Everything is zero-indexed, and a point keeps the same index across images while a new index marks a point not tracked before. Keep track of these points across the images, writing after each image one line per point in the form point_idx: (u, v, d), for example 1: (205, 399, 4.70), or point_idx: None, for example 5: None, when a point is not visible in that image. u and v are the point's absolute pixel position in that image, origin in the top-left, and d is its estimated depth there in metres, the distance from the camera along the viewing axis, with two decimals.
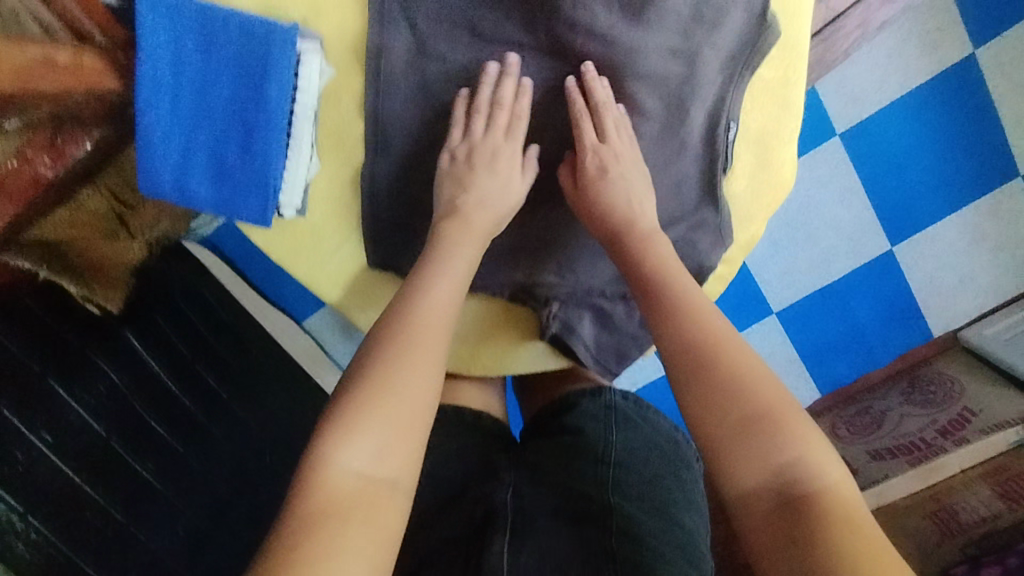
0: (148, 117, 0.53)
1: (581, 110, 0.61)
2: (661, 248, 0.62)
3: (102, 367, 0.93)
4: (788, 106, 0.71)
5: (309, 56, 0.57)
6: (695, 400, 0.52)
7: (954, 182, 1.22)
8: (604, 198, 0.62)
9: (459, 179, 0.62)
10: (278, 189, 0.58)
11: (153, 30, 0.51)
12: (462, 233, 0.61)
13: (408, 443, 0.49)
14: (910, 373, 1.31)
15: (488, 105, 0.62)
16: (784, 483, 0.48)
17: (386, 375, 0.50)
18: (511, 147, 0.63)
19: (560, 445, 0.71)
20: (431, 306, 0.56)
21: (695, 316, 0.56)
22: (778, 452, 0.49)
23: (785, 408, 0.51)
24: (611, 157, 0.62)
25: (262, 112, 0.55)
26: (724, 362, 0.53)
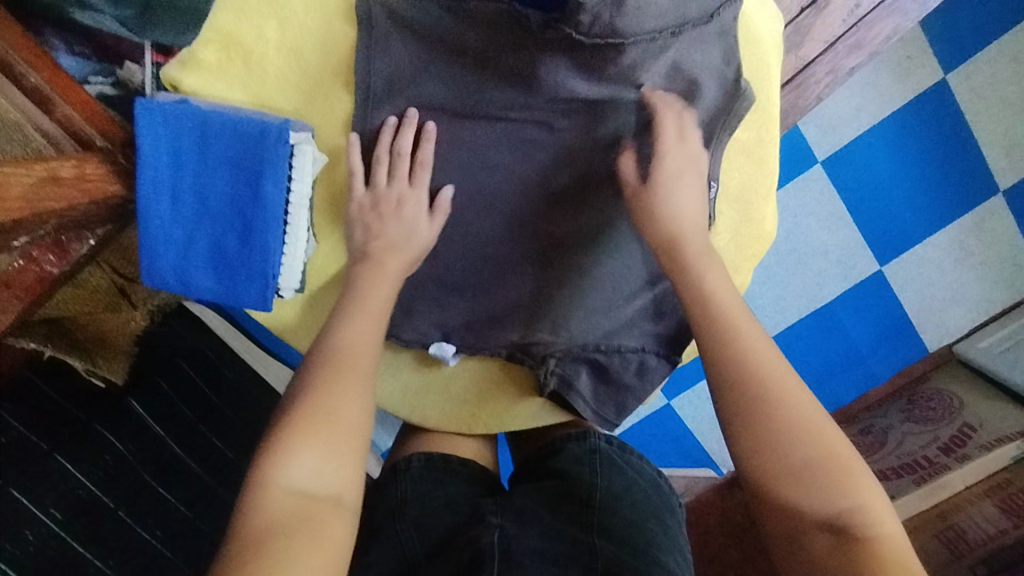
0: (149, 215, 0.56)
1: (665, 120, 0.62)
2: (713, 262, 0.61)
3: (111, 439, 0.95)
4: (763, 163, 0.73)
5: (302, 147, 0.59)
6: (748, 433, 0.52)
7: (938, 204, 1.23)
8: (669, 208, 0.62)
9: (367, 225, 0.65)
10: (277, 274, 0.60)
11: (154, 137, 0.55)
12: (374, 275, 0.63)
13: (348, 459, 0.51)
14: (910, 390, 1.33)
15: (389, 154, 0.64)
16: (841, 525, 0.48)
17: (319, 401, 0.52)
18: (416, 194, 0.65)
19: (546, 490, 0.68)
20: (355, 337, 0.58)
21: (742, 346, 0.55)
22: (839, 496, 0.48)
23: (841, 450, 0.50)
24: (682, 169, 0.64)
25: (258, 204, 0.57)
26: (775, 395, 0.52)
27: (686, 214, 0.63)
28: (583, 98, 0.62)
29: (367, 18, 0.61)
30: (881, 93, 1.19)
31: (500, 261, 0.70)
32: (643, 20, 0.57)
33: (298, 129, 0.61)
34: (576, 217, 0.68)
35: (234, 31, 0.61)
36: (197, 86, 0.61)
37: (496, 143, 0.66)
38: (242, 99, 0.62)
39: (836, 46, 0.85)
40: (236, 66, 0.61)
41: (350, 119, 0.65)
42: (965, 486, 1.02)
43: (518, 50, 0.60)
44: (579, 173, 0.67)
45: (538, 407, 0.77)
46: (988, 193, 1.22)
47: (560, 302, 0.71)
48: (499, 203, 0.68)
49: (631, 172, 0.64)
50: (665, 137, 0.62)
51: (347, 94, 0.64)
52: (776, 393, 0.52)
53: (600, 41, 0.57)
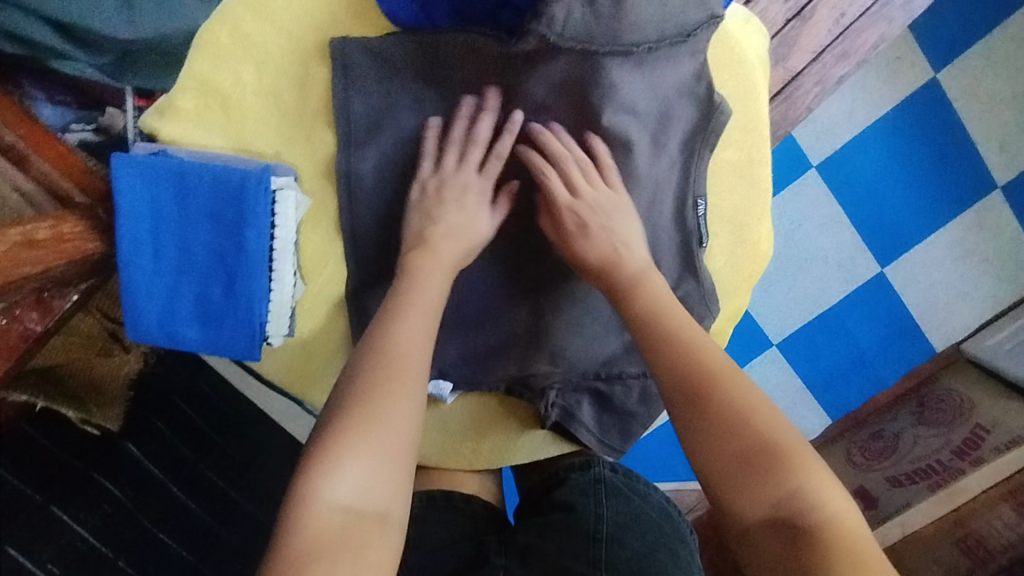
0: (132, 272, 0.55)
1: (544, 164, 0.61)
2: (654, 279, 0.60)
3: (108, 488, 0.94)
4: (756, 183, 0.72)
5: (285, 193, 0.58)
6: (690, 436, 0.49)
7: (935, 203, 1.22)
8: (590, 252, 0.61)
9: (427, 212, 0.61)
10: (265, 320, 0.58)
11: (133, 192, 0.53)
12: (430, 265, 0.59)
13: (396, 472, 0.48)
14: (919, 392, 1.29)
15: (463, 142, 0.62)
16: (784, 515, 0.44)
17: (368, 406, 0.49)
18: (482, 183, 0.62)
19: (550, 524, 0.66)
20: (408, 333, 0.54)
21: (674, 350, 0.54)
22: (780, 484, 0.45)
23: (790, 442, 0.47)
24: (588, 210, 0.62)
25: (242, 255, 0.56)
26: (715, 394, 0.50)
27: (625, 242, 0.62)
28: (569, 123, 0.63)
29: (339, 55, 0.61)
30: (871, 96, 1.18)
31: (493, 294, 0.68)
32: (642, 29, 0.58)
33: (279, 174, 0.60)
34: None
35: (212, 78, 0.59)
36: (174, 135, 0.59)
37: None
38: (222, 144, 0.60)
39: (823, 56, 0.84)
40: (215, 112, 0.60)
41: (334, 160, 0.63)
42: (981, 490, 0.99)
43: (501, 77, 0.61)
44: None
45: (542, 438, 0.76)
46: (985, 189, 1.20)
47: (558, 330, 0.70)
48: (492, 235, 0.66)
49: (550, 224, 0.63)
50: (555, 193, 0.61)
51: (330, 132, 0.63)
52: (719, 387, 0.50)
53: (573, 41, 0.57)
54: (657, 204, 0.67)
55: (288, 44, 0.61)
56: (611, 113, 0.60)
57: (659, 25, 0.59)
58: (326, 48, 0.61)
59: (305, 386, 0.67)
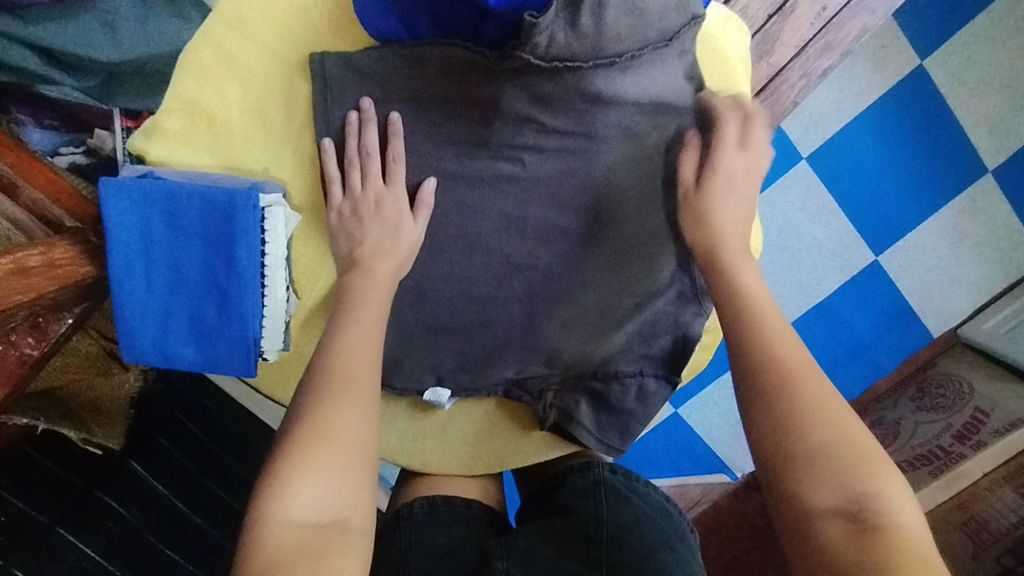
0: (124, 295, 0.55)
1: (726, 116, 0.63)
2: (750, 263, 0.59)
3: (112, 505, 0.94)
4: None
5: (275, 210, 0.58)
6: (765, 422, 0.48)
7: (928, 188, 1.22)
8: (721, 203, 0.61)
9: (350, 232, 0.62)
10: (259, 336, 0.59)
11: (121, 216, 0.54)
12: (365, 283, 0.59)
13: (353, 482, 0.48)
14: (917, 378, 1.31)
15: (361, 156, 0.62)
16: (856, 510, 0.44)
17: (317, 422, 0.49)
18: (395, 192, 0.63)
19: (551, 527, 0.67)
20: (352, 347, 0.54)
21: (763, 329, 0.53)
22: (856, 479, 0.45)
23: (867, 443, 0.47)
24: (740, 165, 0.62)
25: (234, 274, 0.57)
26: (798, 381, 0.49)
27: (729, 222, 0.61)
28: (554, 128, 0.63)
29: (321, 70, 0.61)
30: (858, 85, 1.18)
31: (486, 300, 0.69)
32: (622, 42, 0.59)
33: (267, 191, 0.60)
34: (559, 248, 0.68)
35: (197, 98, 0.60)
36: (163, 156, 0.60)
37: (467, 180, 0.65)
38: (210, 162, 0.61)
39: (807, 50, 0.85)
40: (201, 131, 0.61)
41: (321, 174, 0.64)
42: (983, 473, 0.99)
43: (482, 84, 0.61)
44: (561, 205, 0.66)
45: (544, 440, 0.75)
46: (976, 174, 1.21)
47: (551, 332, 0.70)
48: (481, 241, 0.67)
49: (692, 168, 0.63)
50: (724, 141, 0.62)
51: (314, 147, 0.63)
52: (801, 376, 0.49)
53: (559, 62, 0.58)
54: (651, 205, 0.66)
55: (271, 60, 0.61)
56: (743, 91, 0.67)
57: (640, 35, 0.59)
58: (307, 63, 0.62)
59: None
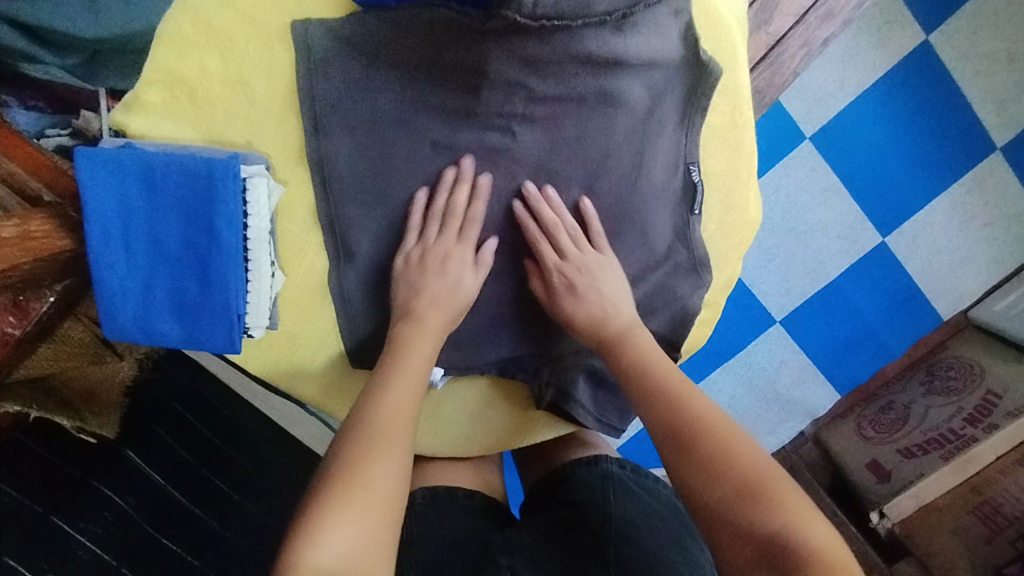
0: (102, 269, 0.54)
1: (535, 234, 0.64)
2: (640, 336, 0.62)
3: (107, 495, 0.93)
4: (742, 148, 0.69)
5: (256, 179, 0.57)
6: (680, 478, 0.51)
7: (935, 166, 1.20)
8: (579, 311, 0.64)
9: (412, 283, 0.63)
10: (242, 313, 0.57)
11: (97, 185, 0.52)
12: (417, 333, 0.60)
13: (376, 542, 0.47)
14: (926, 361, 1.28)
15: (442, 212, 0.63)
16: (772, 553, 0.45)
17: (353, 475, 0.49)
18: (463, 248, 0.63)
19: (557, 523, 0.66)
20: (393, 403, 0.55)
21: (669, 395, 0.56)
22: (766, 520, 0.46)
23: (775, 481, 0.48)
24: (576, 271, 0.64)
25: (215, 245, 0.55)
26: (701, 433, 0.51)
27: (600, 313, 0.64)
28: (544, 95, 0.61)
29: (303, 39, 0.59)
30: (862, 62, 1.16)
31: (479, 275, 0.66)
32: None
33: (250, 163, 0.58)
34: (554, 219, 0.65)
35: (176, 69, 0.58)
36: (143, 129, 0.58)
37: (455, 152, 0.63)
38: (192, 136, 0.59)
39: (807, 18, 0.82)
40: (182, 104, 0.59)
41: (304, 146, 0.62)
42: (996, 456, 0.98)
43: (467, 48, 0.58)
44: (553, 176, 0.64)
45: (542, 421, 0.73)
46: (984, 151, 1.18)
47: (547, 310, 0.68)
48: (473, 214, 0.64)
49: (540, 283, 0.66)
50: (546, 254, 0.64)
51: (298, 119, 0.61)
52: (702, 429, 0.52)
53: (546, 21, 0.56)
54: (647, 170, 0.65)
55: (252, 30, 0.60)
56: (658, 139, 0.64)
57: None
58: (289, 32, 0.60)
59: (295, 382, 0.68)
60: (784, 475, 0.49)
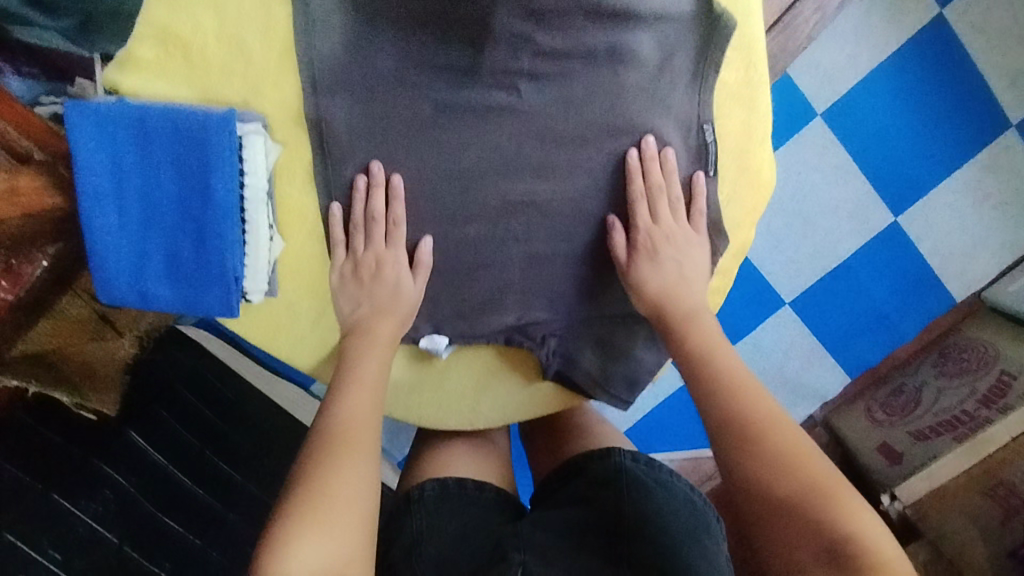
0: (95, 228, 0.53)
1: (637, 192, 0.63)
2: (703, 316, 0.64)
3: (110, 475, 0.90)
4: (757, 107, 0.67)
5: (253, 137, 0.55)
6: (741, 477, 0.53)
7: (950, 142, 1.16)
8: (653, 279, 0.64)
9: (353, 297, 0.63)
10: (239, 276, 0.56)
11: (88, 142, 0.51)
12: (367, 344, 0.61)
13: (346, 546, 0.48)
14: (937, 345, 1.26)
15: (366, 219, 0.62)
16: (835, 553, 0.48)
17: (317, 485, 0.50)
18: (395, 254, 0.62)
19: (573, 517, 0.66)
20: (351, 412, 0.56)
21: (728, 387, 0.57)
22: (831, 521, 0.49)
23: (833, 483, 0.51)
24: (663, 238, 0.64)
25: (210, 204, 0.54)
26: (764, 434, 0.53)
27: (672, 284, 0.64)
28: (551, 51, 0.59)
29: None
30: (875, 38, 1.13)
31: (485, 242, 0.64)
32: None
33: (246, 121, 0.57)
34: (562, 183, 0.63)
35: (168, 24, 0.56)
36: (136, 87, 0.57)
37: (457, 112, 0.60)
38: (188, 94, 0.58)
39: None
40: (176, 61, 0.57)
41: (302, 106, 0.59)
42: (1010, 438, 0.95)
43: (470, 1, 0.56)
44: (560, 138, 0.62)
45: (549, 393, 0.71)
46: (999, 129, 1.15)
47: (552, 279, 0.66)
48: (477, 179, 0.62)
49: (620, 245, 0.64)
50: (638, 219, 0.64)
51: (296, 77, 0.59)
52: (764, 429, 0.54)
53: None
54: (658, 132, 0.63)
55: None
56: (665, 118, 0.63)
57: None
58: None
59: (293, 350, 0.66)
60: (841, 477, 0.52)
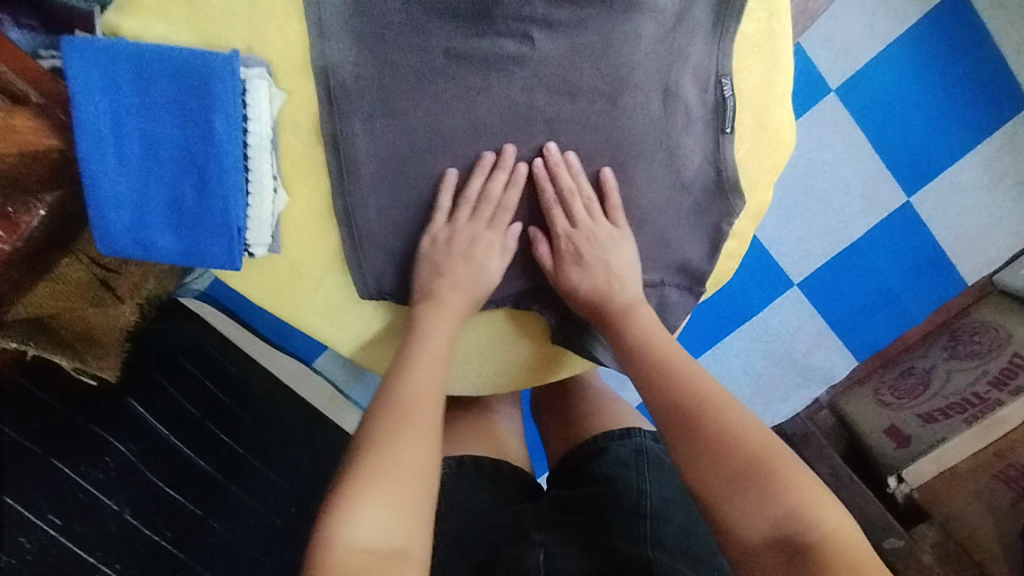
0: (93, 171, 0.51)
1: (551, 199, 0.62)
2: (643, 310, 0.63)
3: (108, 440, 0.86)
4: (777, 60, 0.64)
5: (256, 82, 0.53)
6: (690, 458, 0.50)
7: (968, 119, 1.13)
8: (583, 282, 0.63)
9: (437, 263, 0.62)
10: (242, 227, 0.55)
11: (86, 80, 0.49)
12: (436, 313, 0.62)
13: (412, 513, 0.48)
14: (948, 327, 1.21)
15: (478, 197, 0.62)
16: (785, 531, 0.45)
17: (386, 450, 0.50)
18: (491, 235, 0.63)
19: (587, 497, 0.65)
20: (419, 383, 0.57)
21: (675, 372, 0.56)
22: (777, 499, 0.46)
23: (774, 454, 0.48)
24: (586, 241, 0.62)
25: (213, 149, 0.52)
26: (710, 411, 0.52)
27: (614, 278, 0.63)
28: None
29: None
30: (894, 8, 1.11)
31: (495, 201, 0.62)
32: None
33: (250, 66, 0.55)
34: (577, 137, 0.61)
35: None
36: (136, 31, 0.55)
37: (469, 62, 0.58)
38: (189, 39, 0.56)
39: None
40: (178, 4, 0.55)
41: (308, 53, 0.57)
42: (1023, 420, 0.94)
43: None
44: (576, 87, 0.59)
45: (557, 357, 0.71)
46: (1018, 106, 1.12)
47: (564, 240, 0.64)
48: (487, 132, 0.60)
49: (546, 255, 0.64)
50: (556, 226, 0.63)
51: (301, 20, 0.57)
52: (706, 406, 0.52)
53: None
54: (676, 85, 0.61)
55: None
56: (683, 70, 0.61)
57: None
58: None
59: (297, 308, 0.65)
60: (786, 449, 0.49)
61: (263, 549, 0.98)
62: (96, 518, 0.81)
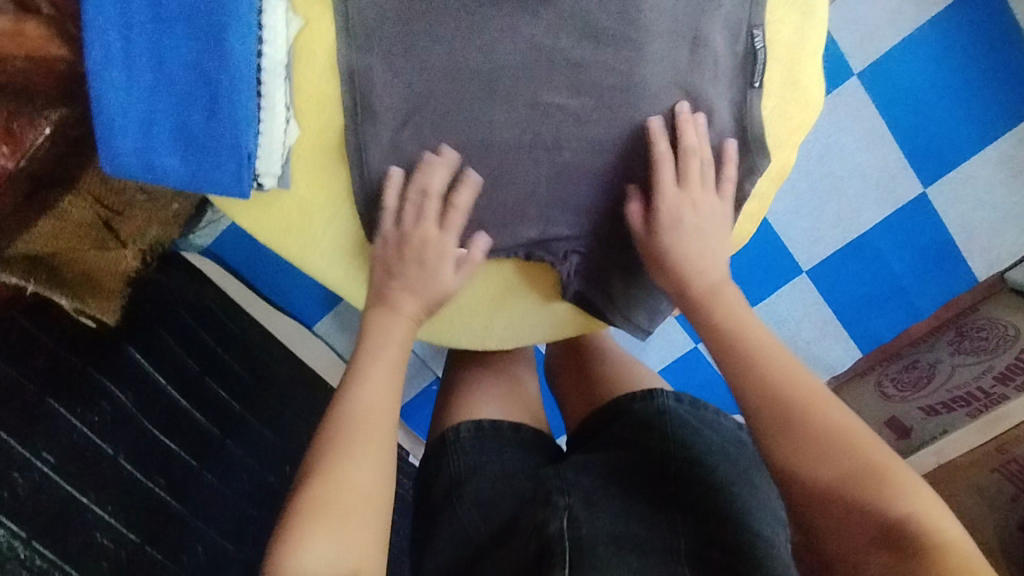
0: (101, 87, 0.50)
1: (661, 153, 0.60)
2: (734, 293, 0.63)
3: (107, 386, 0.84)
4: (811, 12, 0.64)
5: (273, 3, 0.54)
6: (791, 458, 0.53)
7: (995, 111, 1.07)
8: (676, 250, 0.62)
9: (389, 265, 0.63)
10: (253, 154, 0.55)
11: None
12: (391, 321, 0.63)
13: (361, 535, 0.53)
14: (954, 323, 1.18)
15: (420, 195, 0.60)
16: (892, 534, 0.48)
17: (335, 477, 0.54)
18: (443, 239, 0.62)
19: (623, 463, 0.63)
20: (366, 403, 0.59)
21: (780, 369, 0.56)
22: (885, 502, 0.49)
23: (888, 460, 0.51)
24: (688, 206, 0.62)
25: (227, 70, 0.52)
26: (817, 414, 0.53)
27: (701, 253, 0.63)
28: None
29: None
30: None
31: (512, 147, 0.60)
32: None
33: None
34: (601, 84, 0.59)
35: None
36: None
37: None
38: None
39: None
40: None
41: None
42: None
43: None
44: (603, 30, 0.57)
45: (565, 312, 0.70)
46: None
47: (582, 193, 0.62)
48: (507, 74, 0.57)
49: (638, 219, 0.63)
50: (661, 188, 0.61)
51: None
52: (813, 408, 0.54)
53: None
54: (704, 34, 0.60)
55: None
56: (713, 19, 0.60)
57: None
58: None
59: (304, 251, 0.64)
60: (898, 457, 0.52)
61: (254, 505, 0.99)
62: (93, 466, 0.79)
